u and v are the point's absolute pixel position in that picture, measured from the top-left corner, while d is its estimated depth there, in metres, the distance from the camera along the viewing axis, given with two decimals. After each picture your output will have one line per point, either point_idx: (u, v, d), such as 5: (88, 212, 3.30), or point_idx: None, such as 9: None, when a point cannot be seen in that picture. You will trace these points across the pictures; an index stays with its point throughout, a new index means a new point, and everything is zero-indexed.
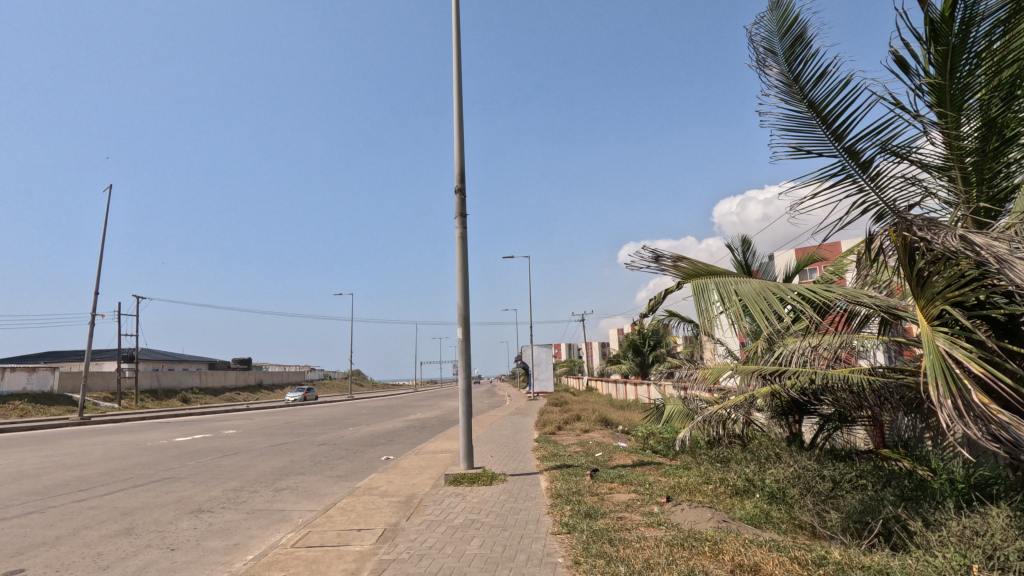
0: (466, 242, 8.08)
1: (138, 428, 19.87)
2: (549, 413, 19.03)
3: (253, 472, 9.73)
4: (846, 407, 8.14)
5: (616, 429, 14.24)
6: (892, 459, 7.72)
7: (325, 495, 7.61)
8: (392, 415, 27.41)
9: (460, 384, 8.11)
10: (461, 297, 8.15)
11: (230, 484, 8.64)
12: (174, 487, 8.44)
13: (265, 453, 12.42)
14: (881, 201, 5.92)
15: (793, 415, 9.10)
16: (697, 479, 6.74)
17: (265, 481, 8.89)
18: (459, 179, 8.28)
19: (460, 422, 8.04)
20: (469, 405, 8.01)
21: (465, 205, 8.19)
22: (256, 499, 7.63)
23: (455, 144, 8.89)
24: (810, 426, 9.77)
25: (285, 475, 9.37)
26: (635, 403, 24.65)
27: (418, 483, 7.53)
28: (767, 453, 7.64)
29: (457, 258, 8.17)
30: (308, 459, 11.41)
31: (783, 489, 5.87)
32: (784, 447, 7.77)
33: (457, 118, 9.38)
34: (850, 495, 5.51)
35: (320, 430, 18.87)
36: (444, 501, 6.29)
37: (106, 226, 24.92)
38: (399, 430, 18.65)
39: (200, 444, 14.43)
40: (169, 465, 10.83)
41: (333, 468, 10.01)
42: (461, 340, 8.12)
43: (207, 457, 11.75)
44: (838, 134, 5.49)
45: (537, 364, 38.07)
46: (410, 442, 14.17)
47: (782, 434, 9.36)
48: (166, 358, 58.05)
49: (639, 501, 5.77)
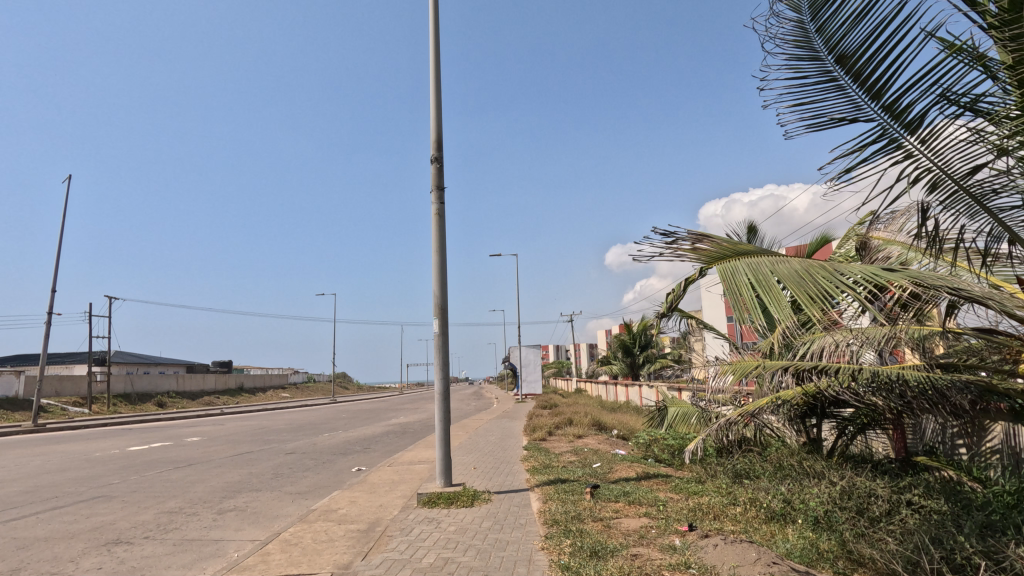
0: (443, 219, 6.93)
1: (90, 435, 18.25)
2: (539, 416, 17.90)
3: (201, 489, 8.46)
4: (876, 411, 7.09)
5: (611, 434, 13.12)
6: (931, 469, 6.69)
7: (275, 519, 6.39)
8: (373, 419, 26.06)
9: (436, 387, 6.92)
10: (438, 286, 6.99)
11: (169, 505, 7.38)
12: (99, 510, 7.15)
13: (222, 465, 11.09)
14: (935, 166, 4.66)
15: (811, 419, 8.03)
16: (722, 498, 5.59)
17: (211, 500, 7.64)
18: (436, 147, 7.11)
19: (437, 430, 6.82)
20: (446, 410, 6.82)
21: (442, 176, 7.03)
22: (191, 525, 6.38)
23: (432, 109, 7.78)
24: (826, 431, 8.75)
25: (237, 493, 8.12)
26: (626, 406, 23.64)
27: (387, 504, 6.33)
28: (791, 464, 6.50)
29: (433, 238, 7.02)
30: (270, 471, 10.15)
31: (830, 513, 4.76)
32: (809, 458, 6.63)
33: (434, 83, 8.26)
34: (917, 521, 4.45)
35: (292, 436, 17.53)
36: (413, 530, 5.11)
37: (65, 222, 23.45)
38: (378, 436, 17.41)
39: (155, 453, 13.06)
40: (108, 479, 9.52)
41: (295, 483, 8.77)
42: (438, 335, 6.95)
43: (156, 470, 10.43)
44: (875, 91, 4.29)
45: (525, 365, 36.94)
46: (387, 451, 12.90)
47: (797, 439, 8.30)
48: (140, 361, 55.91)
49: (654, 530, 4.69)
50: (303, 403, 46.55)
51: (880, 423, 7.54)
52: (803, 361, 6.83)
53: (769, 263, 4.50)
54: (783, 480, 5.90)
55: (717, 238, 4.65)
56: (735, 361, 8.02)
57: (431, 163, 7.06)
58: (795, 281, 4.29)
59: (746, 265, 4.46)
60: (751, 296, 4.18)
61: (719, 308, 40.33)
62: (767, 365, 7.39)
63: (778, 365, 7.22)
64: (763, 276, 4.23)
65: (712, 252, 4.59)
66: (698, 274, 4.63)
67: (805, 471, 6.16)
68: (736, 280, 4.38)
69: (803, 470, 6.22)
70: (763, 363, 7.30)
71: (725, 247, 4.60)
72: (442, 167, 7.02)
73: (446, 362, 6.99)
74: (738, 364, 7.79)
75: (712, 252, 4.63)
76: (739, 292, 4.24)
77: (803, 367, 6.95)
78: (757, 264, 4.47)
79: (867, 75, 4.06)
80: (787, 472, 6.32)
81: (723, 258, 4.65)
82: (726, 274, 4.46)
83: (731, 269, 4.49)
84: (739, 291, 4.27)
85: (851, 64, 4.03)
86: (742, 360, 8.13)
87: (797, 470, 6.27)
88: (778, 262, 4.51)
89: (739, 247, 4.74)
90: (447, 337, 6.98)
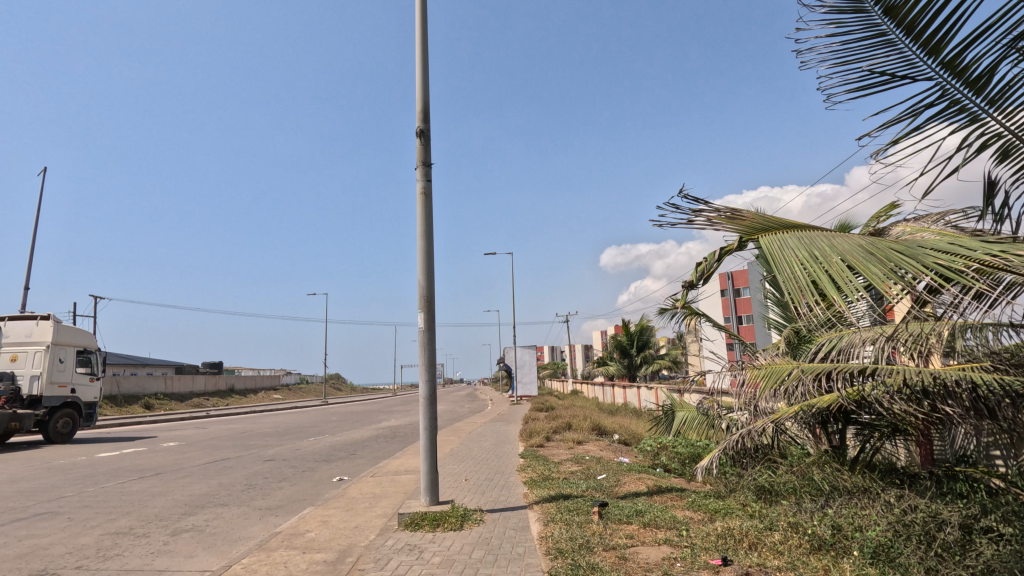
0: (429, 198, 6.12)
1: (62, 439, 17.22)
2: (537, 420, 17.11)
3: (160, 504, 7.59)
4: (903, 421, 6.06)
5: (614, 440, 12.27)
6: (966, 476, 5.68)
7: (234, 543, 5.55)
8: (365, 422, 25.14)
9: (421, 390, 6.07)
10: (423, 276, 6.19)
11: (117, 525, 6.51)
12: (37, 530, 6.28)
13: (192, 474, 10.19)
14: (1008, 130, 3.73)
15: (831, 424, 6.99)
16: (756, 522, 4.75)
17: (168, 518, 6.77)
18: (422, 118, 6.30)
19: (421, 440, 5.98)
20: (432, 416, 5.99)
21: (429, 151, 6.23)
22: (136, 550, 5.54)
23: (417, 76, 6.95)
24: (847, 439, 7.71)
25: (199, 509, 7.26)
26: (625, 409, 22.83)
27: (363, 525, 5.50)
28: (824, 480, 5.67)
29: (417, 220, 6.21)
30: (242, 482, 9.26)
31: (891, 545, 3.96)
32: (840, 472, 5.78)
33: (420, 48, 7.43)
34: (1002, 555, 3.66)
35: (275, 441, 16.59)
36: (389, 560, 4.30)
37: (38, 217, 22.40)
38: (367, 440, 16.55)
39: (123, 461, 12.11)
40: (60, 491, 8.60)
41: (266, 497, 7.91)
42: (422, 331, 6.14)
43: (119, 481, 9.53)
44: (931, 44, 3.39)
45: (521, 366, 36.12)
46: (373, 458, 12.02)
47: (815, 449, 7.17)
48: (127, 362, 54.64)
49: (680, 563, 3.92)
50: (294, 405, 45.34)
51: (908, 431, 6.41)
52: (846, 364, 5.59)
53: (825, 237, 3.89)
54: (823, 500, 5.09)
55: (758, 211, 4.06)
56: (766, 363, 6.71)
57: (416, 136, 6.25)
58: (857, 255, 3.62)
59: (797, 239, 3.90)
60: (801, 274, 3.64)
61: (719, 309, 39.60)
62: (801, 368, 6.12)
63: (818, 369, 5.94)
64: (818, 250, 3.66)
65: (752, 222, 4.03)
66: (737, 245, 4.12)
67: (853, 491, 5.33)
68: (787, 256, 3.79)
69: (851, 489, 5.38)
70: (799, 367, 6.05)
71: (769, 219, 4.03)
72: (427, 141, 6.22)
73: (432, 361, 6.15)
74: (769, 368, 6.48)
75: (752, 224, 4.03)
76: (786, 271, 3.73)
77: (851, 368, 5.64)
78: (810, 237, 3.90)
79: (921, 25, 3.32)
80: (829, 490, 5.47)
81: (766, 231, 4.09)
82: (773, 248, 3.93)
83: (777, 243, 3.94)
84: (787, 267, 3.74)
85: (903, 17, 3.32)
86: (772, 362, 6.83)
87: (839, 488, 5.46)
88: (836, 237, 3.87)
89: (783, 223, 4.10)
90: (433, 334, 6.17)
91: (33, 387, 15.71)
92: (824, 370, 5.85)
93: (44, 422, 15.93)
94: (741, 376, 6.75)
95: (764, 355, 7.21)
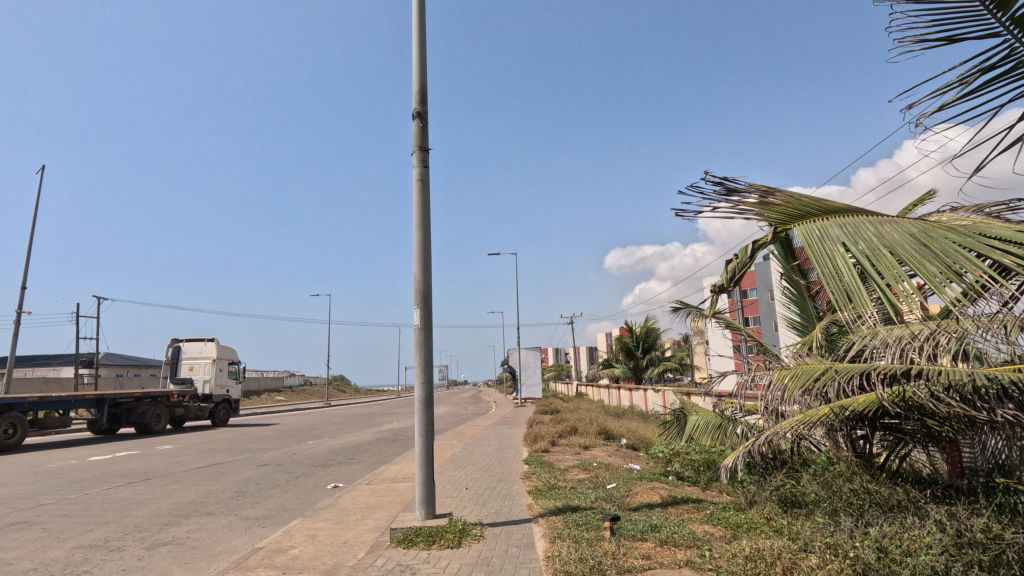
0: (427, 186, 5.69)
1: (55, 442, 16.86)
2: (541, 423, 16.62)
3: (143, 513, 7.17)
4: (940, 426, 5.48)
5: (623, 445, 11.76)
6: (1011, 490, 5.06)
7: (213, 559, 5.11)
8: (366, 424, 24.68)
9: (415, 394, 5.61)
10: (419, 268, 5.74)
11: (92, 537, 6.09)
12: (5, 542, 5.85)
13: (182, 479, 9.77)
14: None
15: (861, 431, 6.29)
16: (788, 542, 4.25)
17: (147, 529, 6.34)
18: (418, 100, 5.86)
19: (416, 448, 5.49)
20: (429, 421, 5.53)
21: (426, 136, 5.79)
22: (108, 565, 5.11)
23: (414, 57, 6.50)
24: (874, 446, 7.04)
25: (183, 518, 6.84)
26: (632, 413, 22.33)
27: (352, 541, 5.04)
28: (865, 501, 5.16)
29: (414, 210, 5.79)
30: (232, 488, 8.83)
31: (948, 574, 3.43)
32: (870, 489, 5.22)
33: (418, 28, 7.00)
34: None
35: (273, 445, 16.17)
36: None
37: (37, 215, 22.15)
38: (366, 444, 16.11)
39: (113, 465, 11.69)
40: (40, 498, 8.17)
41: (255, 505, 7.47)
42: (418, 329, 5.70)
43: (104, 487, 9.10)
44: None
45: (525, 368, 35.70)
46: (372, 463, 11.56)
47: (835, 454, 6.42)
48: (130, 364, 54.55)
49: None
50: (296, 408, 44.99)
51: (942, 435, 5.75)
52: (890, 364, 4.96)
53: (872, 224, 3.34)
54: (859, 519, 4.58)
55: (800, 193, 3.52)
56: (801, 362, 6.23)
57: (412, 119, 5.82)
58: (911, 250, 3.08)
59: (840, 228, 3.36)
60: (844, 272, 3.15)
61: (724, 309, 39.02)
62: (837, 368, 5.58)
63: (855, 370, 5.39)
64: (865, 243, 3.15)
65: (789, 208, 3.52)
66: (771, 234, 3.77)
67: (894, 507, 4.95)
68: (828, 250, 3.28)
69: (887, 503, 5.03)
70: (834, 367, 5.53)
71: (808, 203, 3.49)
72: (425, 123, 5.78)
73: (428, 361, 5.69)
74: (799, 368, 5.96)
75: (789, 210, 3.53)
76: (827, 269, 3.24)
77: (893, 369, 5.07)
78: (855, 225, 3.36)
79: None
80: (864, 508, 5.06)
81: (804, 218, 3.57)
82: (811, 239, 3.42)
83: (817, 232, 3.41)
84: (829, 264, 3.24)
85: None
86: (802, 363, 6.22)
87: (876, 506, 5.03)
88: (884, 224, 3.31)
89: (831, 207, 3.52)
90: (429, 331, 5.72)
91: (206, 387, 22.68)
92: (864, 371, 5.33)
93: (212, 412, 22.75)
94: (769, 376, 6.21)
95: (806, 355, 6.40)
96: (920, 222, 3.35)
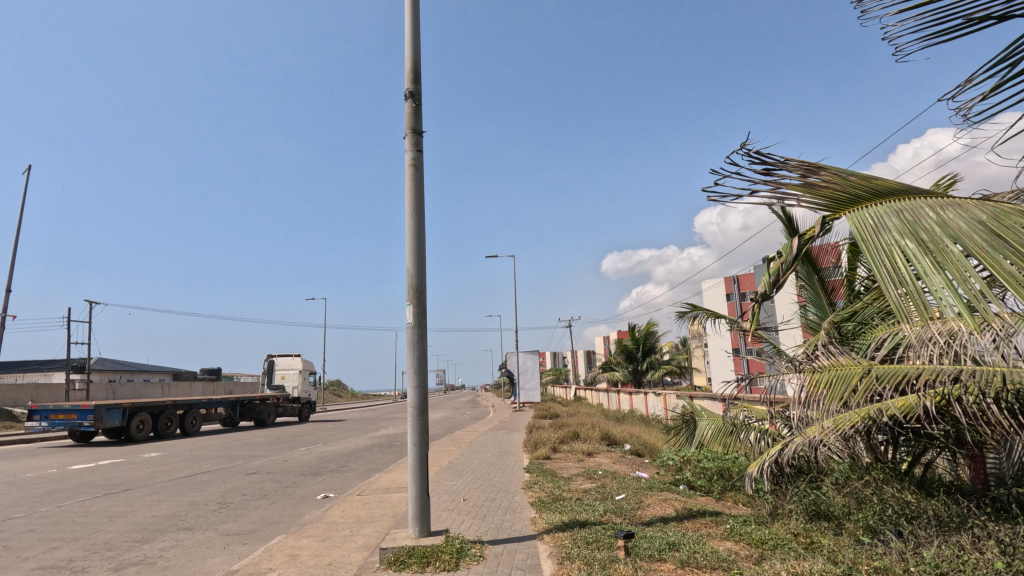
0: (421, 171, 5.26)
1: (38, 448, 16.22)
2: (543, 428, 16.08)
3: (116, 528, 6.65)
4: (976, 435, 4.81)
5: (628, 452, 11.26)
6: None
7: None
8: (362, 429, 24.08)
9: (409, 400, 5.15)
10: (412, 262, 5.28)
11: (56, 556, 5.57)
12: None
13: (164, 490, 9.24)
14: None
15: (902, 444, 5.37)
16: (827, 565, 3.78)
17: (118, 547, 5.83)
18: (412, 80, 5.42)
19: (408, 459, 5.01)
20: (422, 428, 5.02)
21: (420, 118, 5.36)
22: None
23: (406, 36, 6.05)
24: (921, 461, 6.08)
25: (158, 534, 6.32)
26: (634, 416, 21.85)
27: (337, 562, 4.56)
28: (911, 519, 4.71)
29: (407, 199, 5.34)
30: (216, 500, 8.31)
31: None
32: (918, 506, 4.72)
33: (410, 7, 6.55)
34: None
35: (265, 451, 15.61)
36: None
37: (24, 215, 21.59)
38: (361, 450, 15.56)
39: (93, 474, 11.13)
40: (8, 511, 7.63)
41: (238, 519, 6.96)
42: (411, 328, 5.25)
43: (80, 499, 8.56)
44: None
45: (524, 372, 35.22)
46: (365, 471, 11.03)
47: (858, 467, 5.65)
48: (125, 370, 53.86)
49: None
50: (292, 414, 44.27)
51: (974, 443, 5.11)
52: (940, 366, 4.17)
53: (933, 208, 2.76)
54: (904, 544, 4.06)
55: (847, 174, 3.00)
56: (830, 363, 5.19)
57: (404, 99, 5.38)
58: (979, 240, 2.49)
59: (896, 216, 2.80)
60: (900, 269, 2.59)
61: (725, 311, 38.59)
62: (876, 371, 4.70)
63: (899, 375, 4.55)
64: (925, 234, 2.57)
65: (836, 189, 3.03)
66: (822, 230, 3.17)
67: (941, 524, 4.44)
68: (882, 244, 2.74)
69: (941, 520, 4.50)
70: (875, 371, 4.67)
71: (857, 184, 2.96)
72: (418, 104, 5.35)
73: (421, 364, 5.21)
74: (835, 372, 5.06)
75: (836, 193, 3.04)
76: (881, 264, 2.68)
77: (943, 373, 4.26)
78: (912, 210, 2.79)
79: None
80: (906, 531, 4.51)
81: (852, 203, 3.04)
82: (865, 231, 2.87)
83: (870, 220, 2.88)
84: (886, 260, 2.67)
85: None
86: (837, 364, 5.11)
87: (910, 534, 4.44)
88: (948, 208, 2.72)
89: (885, 183, 2.93)
90: (423, 331, 5.25)
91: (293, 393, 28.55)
92: (908, 375, 4.49)
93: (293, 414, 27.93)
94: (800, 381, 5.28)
95: (824, 353, 5.38)
96: (995, 204, 2.74)
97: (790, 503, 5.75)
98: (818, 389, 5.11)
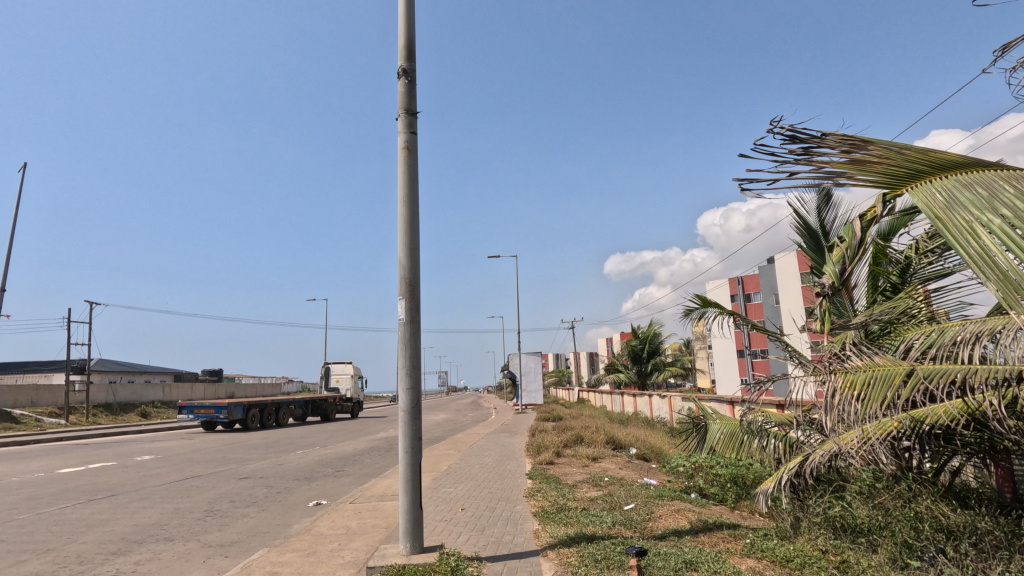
0: (415, 154, 4.88)
1: (28, 451, 15.79)
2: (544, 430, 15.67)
3: (92, 539, 6.24)
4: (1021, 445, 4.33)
5: (634, 456, 10.82)
6: None
7: None
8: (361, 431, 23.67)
9: (400, 404, 4.75)
10: (404, 254, 4.88)
11: (23, 571, 5.18)
12: None
13: (150, 496, 8.83)
14: None
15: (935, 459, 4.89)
16: None
17: (90, 561, 5.43)
18: (406, 58, 5.05)
19: (399, 468, 4.60)
20: (415, 434, 4.62)
21: (414, 97, 4.98)
22: None
23: (400, 12, 5.67)
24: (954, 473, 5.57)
25: (135, 546, 5.92)
26: (637, 418, 21.44)
27: None
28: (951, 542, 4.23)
29: (401, 185, 4.95)
30: (203, 507, 7.90)
31: None
32: (964, 529, 4.23)
33: None
34: None
35: (260, 454, 15.21)
36: None
37: None
38: (357, 453, 15.16)
39: (81, 479, 10.75)
40: None
41: (222, 529, 6.55)
42: (403, 324, 4.85)
43: (60, 506, 8.15)
44: None
45: (526, 373, 34.79)
46: (361, 476, 10.62)
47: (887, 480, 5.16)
48: (125, 371, 53.54)
49: None
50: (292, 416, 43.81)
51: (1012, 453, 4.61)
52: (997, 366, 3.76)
53: (1007, 182, 2.47)
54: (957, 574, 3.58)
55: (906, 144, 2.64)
56: (864, 363, 4.73)
57: (398, 78, 5.01)
58: None
59: (968, 189, 2.48)
60: (992, 244, 2.28)
61: None
62: (922, 370, 4.27)
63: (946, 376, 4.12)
64: (1010, 207, 2.27)
65: (891, 165, 2.67)
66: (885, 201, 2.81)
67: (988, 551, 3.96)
68: (960, 219, 2.42)
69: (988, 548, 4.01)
70: (922, 370, 4.23)
71: (917, 158, 2.61)
72: (412, 83, 4.99)
73: (414, 364, 4.81)
74: (873, 373, 4.58)
75: (891, 167, 2.67)
76: (964, 240, 2.36)
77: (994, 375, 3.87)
78: (985, 184, 2.48)
79: None
80: (953, 555, 3.95)
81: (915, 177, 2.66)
82: (933, 206, 2.53)
83: (939, 194, 2.54)
84: (967, 237, 2.37)
85: None
86: (874, 364, 4.65)
87: (963, 565, 3.82)
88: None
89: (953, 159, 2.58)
90: (416, 328, 4.84)
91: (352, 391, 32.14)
92: (958, 374, 4.07)
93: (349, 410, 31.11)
94: (831, 384, 4.75)
95: (854, 352, 4.93)
96: None
97: (815, 518, 5.26)
98: (853, 391, 4.64)
